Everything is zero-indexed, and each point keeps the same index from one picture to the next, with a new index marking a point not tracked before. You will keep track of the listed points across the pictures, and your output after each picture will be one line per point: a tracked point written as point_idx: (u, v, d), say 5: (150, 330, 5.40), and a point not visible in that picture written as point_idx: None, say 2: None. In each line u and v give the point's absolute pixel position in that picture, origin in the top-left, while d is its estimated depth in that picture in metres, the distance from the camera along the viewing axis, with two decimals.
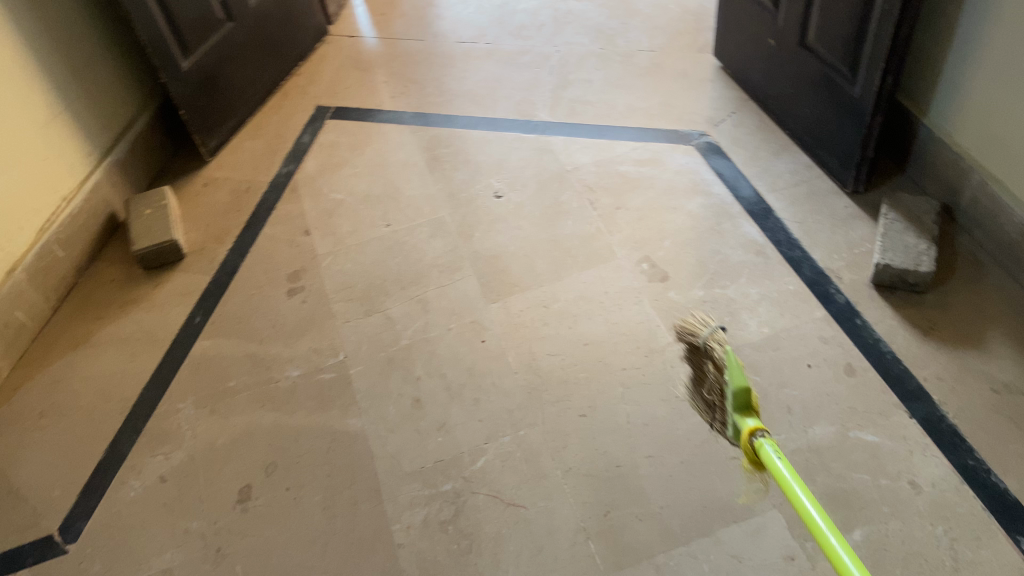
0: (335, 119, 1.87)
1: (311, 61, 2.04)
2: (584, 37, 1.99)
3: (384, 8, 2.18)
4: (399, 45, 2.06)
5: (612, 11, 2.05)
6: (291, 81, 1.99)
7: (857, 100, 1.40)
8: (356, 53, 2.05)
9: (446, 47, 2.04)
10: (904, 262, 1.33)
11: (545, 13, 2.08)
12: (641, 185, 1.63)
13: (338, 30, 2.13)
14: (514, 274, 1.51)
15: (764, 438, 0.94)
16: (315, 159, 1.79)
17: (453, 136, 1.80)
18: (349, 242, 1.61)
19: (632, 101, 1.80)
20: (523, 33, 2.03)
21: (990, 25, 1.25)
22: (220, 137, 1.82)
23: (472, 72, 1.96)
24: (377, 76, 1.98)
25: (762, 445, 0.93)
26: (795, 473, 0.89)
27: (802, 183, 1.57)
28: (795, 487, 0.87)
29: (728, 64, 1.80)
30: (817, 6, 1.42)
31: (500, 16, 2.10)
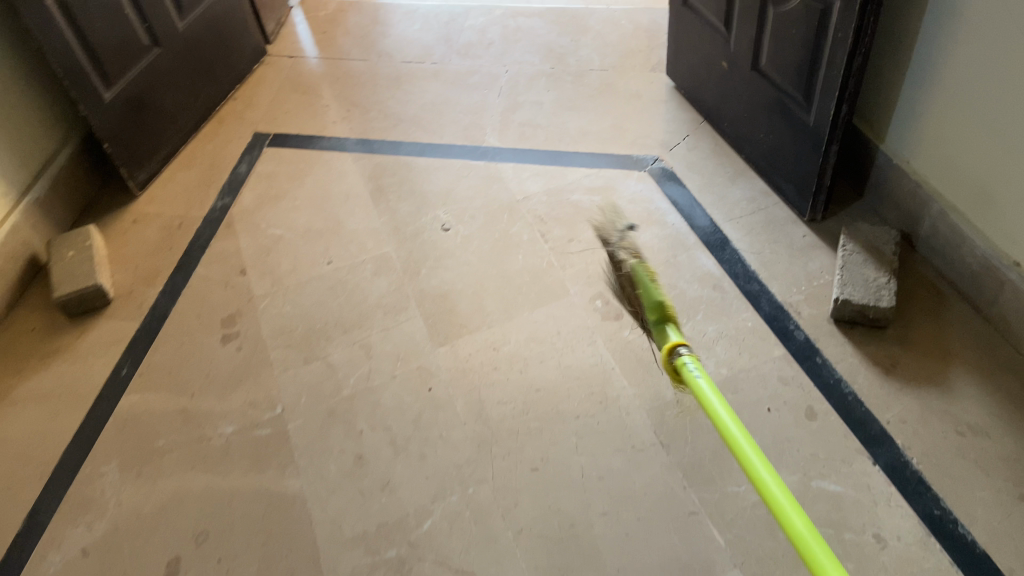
0: (274, 148, 1.79)
1: (249, 85, 1.94)
2: (533, 55, 1.91)
3: (326, 25, 2.09)
4: (342, 65, 1.97)
5: (563, 27, 1.97)
6: (227, 107, 1.89)
7: (812, 128, 1.36)
8: (297, 75, 1.96)
9: (391, 67, 1.95)
10: (863, 297, 1.29)
11: (494, 29, 2.00)
12: (593, 216, 1.56)
13: (277, 50, 2.03)
14: (462, 314, 1.44)
15: (685, 354, 1.04)
16: (252, 191, 1.70)
17: (398, 164, 1.72)
18: (288, 282, 1.53)
19: (583, 125, 1.74)
20: (471, 51, 1.95)
21: (945, 54, 1.20)
22: (150, 170, 1.72)
23: (417, 94, 1.88)
24: (319, 100, 1.89)
25: (684, 363, 1.02)
26: (716, 391, 0.97)
27: (758, 212, 1.52)
28: (717, 406, 0.95)
29: (682, 84, 1.74)
30: (768, 31, 1.37)
31: (446, 33, 2.01)
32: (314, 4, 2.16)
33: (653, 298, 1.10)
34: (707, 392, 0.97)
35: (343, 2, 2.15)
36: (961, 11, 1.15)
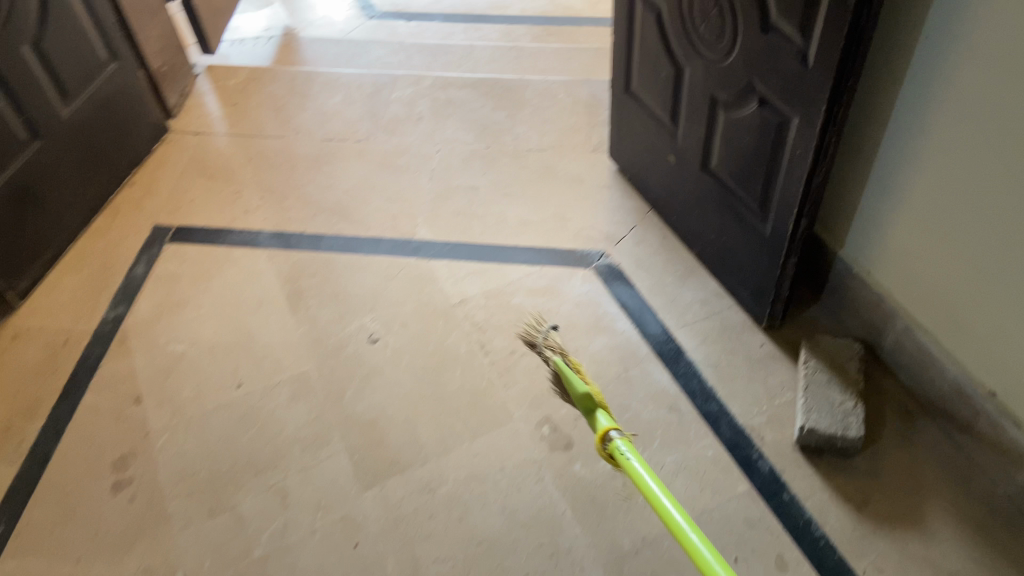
0: (177, 245, 1.60)
1: (148, 167, 1.75)
2: (466, 133, 1.77)
3: (237, 95, 1.90)
4: (255, 143, 1.79)
5: (497, 101, 1.84)
6: (123, 194, 1.70)
7: (768, 238, 1.25)
8: (203, 155, 1.77)
9: (310, 145, 1.78)
10: (831, 427, 1.18)
11: (422, 101, 1.85)
12: (535, 323, 1.42)
13: (181, 126, 1.84)
14: (392, 447, 1.28)
15: (616, 436, 0.98)
16: (151, 298, 1.51)
17: (318, 262, 1.56)
18: (191, 411, 1.35)
19: (522, 214, 1.60)
20: (398, 127, 1.80)
21: (913, 169, 1.11)
22: (31, 276, 1.52)
23: (339, 177, 1.71)
24: (228, 185, 1.71)
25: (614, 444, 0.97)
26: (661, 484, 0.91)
27: (713, 316, 1.41)
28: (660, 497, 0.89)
29: (626, 169, 1.62)
30: (718, 133, 1.26)
31: (371, 105, 1.85)
32: (223, 71, 1.98)
33: (575, 389, 1.05)
34: (638, 470, 0.93)
35: (256, 69, 1.97)
36: (930, 128, 1.05)
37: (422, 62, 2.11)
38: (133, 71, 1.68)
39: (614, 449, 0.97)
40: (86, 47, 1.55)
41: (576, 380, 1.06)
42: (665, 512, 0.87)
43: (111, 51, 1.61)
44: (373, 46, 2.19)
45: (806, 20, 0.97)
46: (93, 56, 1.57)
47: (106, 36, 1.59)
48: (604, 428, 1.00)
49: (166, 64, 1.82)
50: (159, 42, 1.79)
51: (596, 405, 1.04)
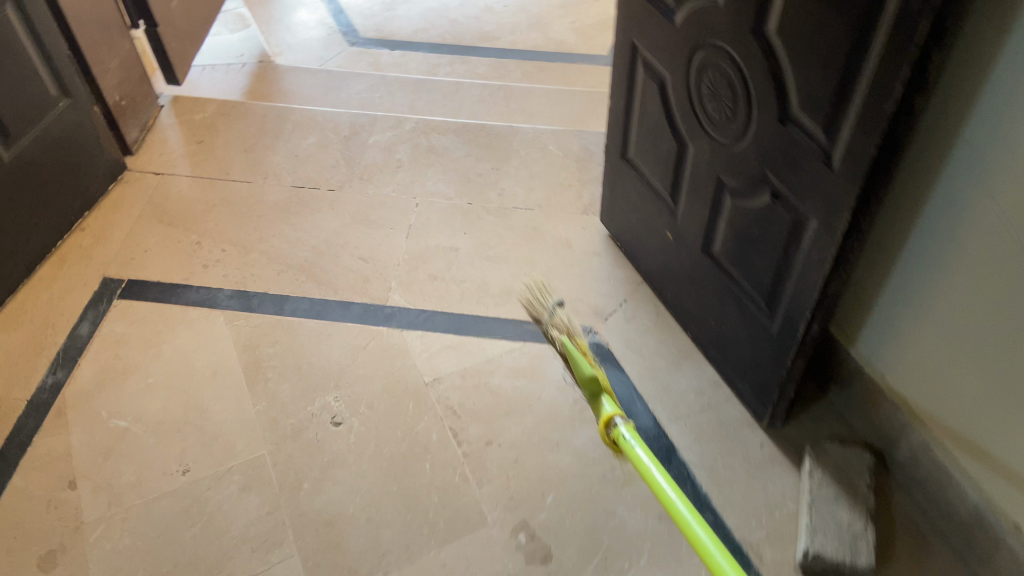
0: (127, 302, 1.46)
1: (101, 211, 1.61)
2: (447, 185, 1.65)
3: (202, 132, 1.77)
4: (219, 187, 1.65)
5: (482, 150, 1.72)
6: (72, 242, 1.55)
7: (775, 336, 1.14)
8: (162, 199, 1.63)
9: (278, 192, 1.65)
10: (837, 552, 1.07)
11: (402, 147, 1.73)
12: (515, 409, 1.30)
13: (141, 164, 1.70)
14: (352, 552, 1.15)
15: (623, 425, 0.96)
16: (94, 363, 1.37)
17: (281, 327, 1.42)
18: (131, 500, 1.20)
19: (505, 281, 1.49)
20: (375, 176, 1.68)
21: (938, 278, 0.99)
22: None
23: (309, 230, 1.58)
24: (188, 235, 1.57)
25: (622, 433, 0.94)
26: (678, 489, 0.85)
27: (709, 408, 1.29)
28: (671, 491, 0.85)
29: (618, 235, 1.51)
30: (723, 217, 1.15)
31: (347, 149, 1.73)
32: (189, 103, 1.84)
33: (583, 370, 1.04)
34: (644, 459, 0.90)
35: (225, 103, 1.84)
36: (962, 240, 0.94)
37: (404, 100, 1.99)
38: (87, 106, 1.54)
39: (618, 434, 0.96)
40: (33, 84, 1.40)
41: (581, 361, 1.05)
42: (678, 511, 0.83)
43: (64, 87, 1.47)
44: (353, 80, 2.07)
45: (831, 118, 0.86)
46: (42, 93, 1.42)
47: (58, 71, 1.45)
48: (609, 414, 0.98)
49: (126, 97, 1.68)
50: (119, 73, 1.65)
51: (601, 389, 1.03)
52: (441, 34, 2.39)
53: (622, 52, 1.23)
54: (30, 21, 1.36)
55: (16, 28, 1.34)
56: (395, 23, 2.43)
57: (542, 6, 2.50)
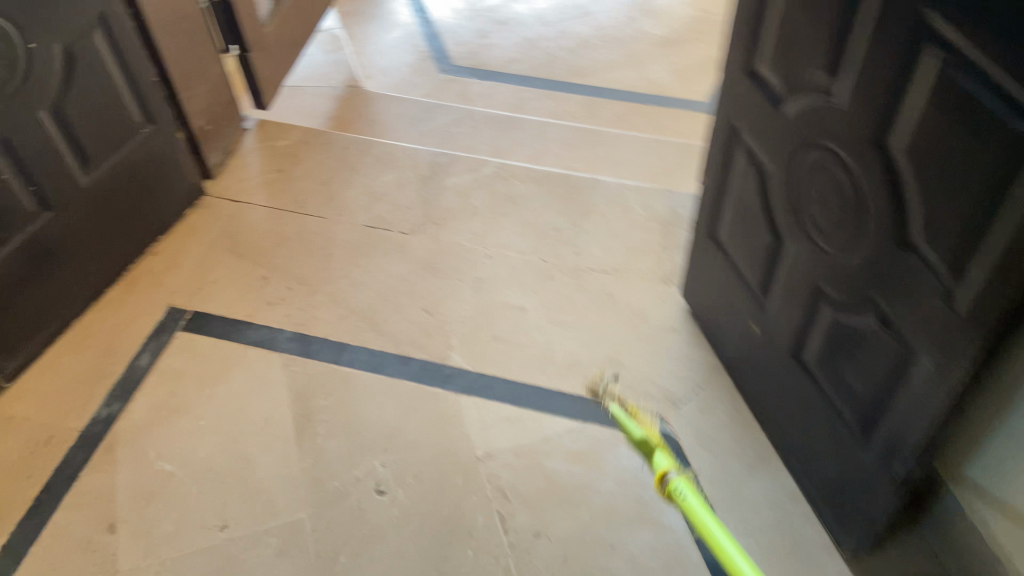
0: (188, 335, 1.44)
1: (176, 235, 1.60)
2: (523, 239, 1.58)
3: (283, 159, 1.74)
4: (292, 221, 1.62)
5: (563, 203, 1.64)
6: (144, 264, 1.55)
7: (866, 467, 1.02)
8: (236, 228, 1.61)
9: (350, 230, 1.60)
10: None
11: (481, 192, 1.66)
12: (569, 499, 1.21)
13: (219, 189, 1.69)
14: None
15: (677, 477, 0.93)
16: (149, 398, 1.35)
17: (336, 377, 1.37)
18: (166, 552, 1.17)
19: (573, 351, 1.40)
20: (449, 220, 1.61)
21: None
22: (26, 354, 1.38)
23: (377, 273, 1.53)
24: (256, 269, 1.54)
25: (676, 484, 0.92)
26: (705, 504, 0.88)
27: (784, 525, 1.17)
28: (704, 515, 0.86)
29: (700, 313, 1.40)
30: (821, 328, 1.04)
31: (424, 189, 1.67)
32: (274, 129, 1.82)
33: (634, 434, 1.06)
34: (694, 506, 0.88)
35: (309, 131, 1.81)
36: None
37: (488, 139, 1.93)
38: (171, 132, 1.53)
39: (672, 488, 0.92)
40: (118, 110, 1.39)
41: (634, 429, 1.08)
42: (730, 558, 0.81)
43: (148, 113, 1.46)
44: (439, 113, 2.02)
45: (958, 258, 0.75)
46: (126, 119, 1.42)
47: (143, 97, 1.44)
48: (663, 469, 0.95)
49: (211, 122, 1.67)
50: (207, 98, 1.64)
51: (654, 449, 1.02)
52: (534, 67, 2.32)
53: (724, 134, 1.15)
54: (118, 50, 1.35)
55: (104, 54, 1.33)
56: (489, 55, 2.38)
57: (642, 44, 2.40)
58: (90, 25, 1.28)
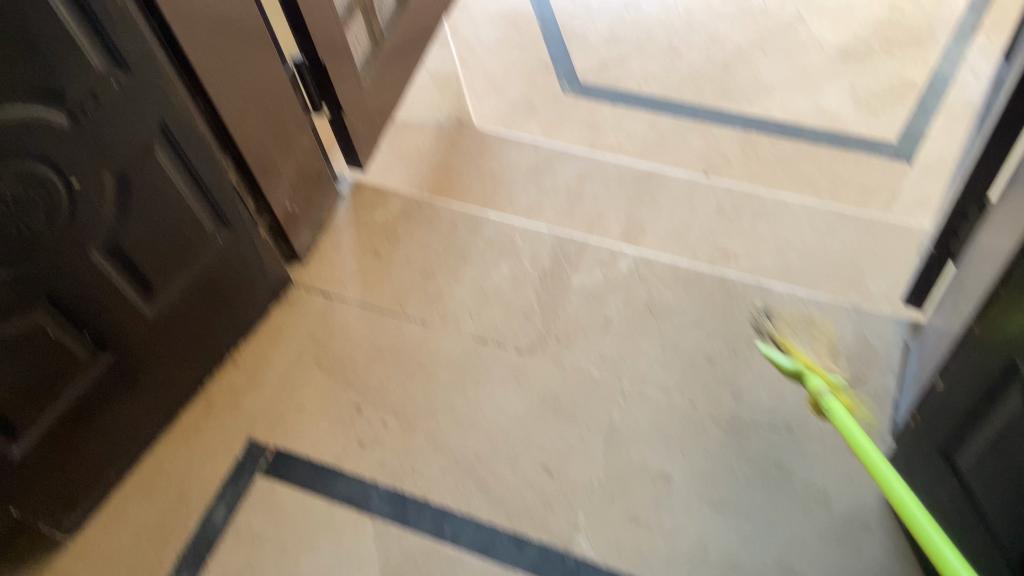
0: (269, 483, 1.23)
1: (259, 340, 1.37)
2: (667, 370, 1.27)
3: (379, 239, 1.48)
4: (389, 328, 1.37)
5: (719, 319, 1.31)
6: (222, 379, 1.34)
7: None
8: (327, 333, 1.37)
9: (457, 345, 1.34)
10: None
11: (614, 297, 1.36)
12: None
13: (308, 277, 1.44)
14: None
15: (832, 397, 0.99)
16: (222, 568, 1.15)
17: (437, 560, 1.14)
18: None
19: (733, 547, 1.11)
20: (575, 337, 1.32)
21: None
22: (90, 504, 1.20)
23: (486, 409, 1.27)
24: (347, 393, 1.31)
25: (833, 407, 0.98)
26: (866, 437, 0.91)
27: None
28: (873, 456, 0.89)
29: (907, 517, 1.07)
30: None
31: (544, 290, 1.38)
32: (371, 195, 1.55)
33: (782, 363, 1.08)
34: (848, 425, 0.94)
35: (412, 199, 1.53)
36: None
37: (624, 204, 1.60)
38: (252, 232, 1.29)
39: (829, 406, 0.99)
40: (187, 226, 1.15)
41: (781, 356, 1.10)
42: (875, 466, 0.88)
43: (223, 219, 1.21)
44: (563, 161, 1.69)
45: None
46: (196, 233, 1.18)
47: (219, 203, 1.19)
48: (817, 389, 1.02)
49: (300, 201, 1.41)
50: (294, 177, 1.37)
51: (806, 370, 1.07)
52: (679, 87, 1.94)
53: (989, 353, 0.80)
54: (184, 158, 1.10)
55: (167, 168, 1.08)
56: (623, 68, 2.01)
57: (814, 54, 1.96)
58: (148, 140, 1.03)
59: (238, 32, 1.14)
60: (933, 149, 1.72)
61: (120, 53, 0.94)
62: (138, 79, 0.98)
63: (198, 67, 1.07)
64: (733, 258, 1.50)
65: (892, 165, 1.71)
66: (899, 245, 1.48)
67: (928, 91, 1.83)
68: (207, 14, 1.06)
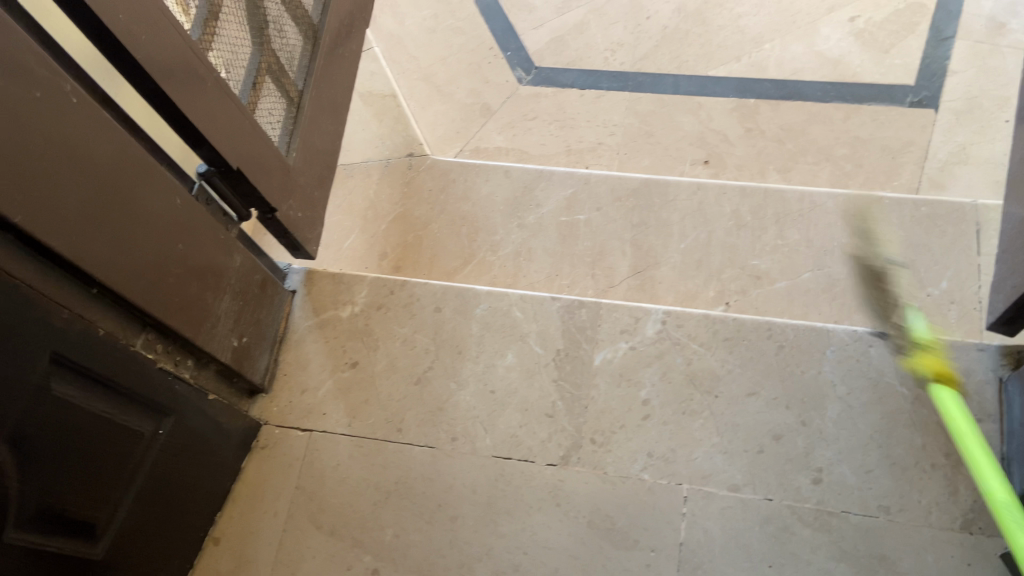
0: None
1: (239, 505, 1.14)
2: (728, 458, 1.08)
3: (354, 345, 1.24)
4: (390, 460, 1.14)
5: (776, 382, 1.12)
6: (207, 564, 1.10)
7: None
8: (318, 481, 1.14)
9: (476, 470, 1.12)
10: None
11: (648, 373, 1.15)
12: None
13: (280, 412, 1.20)
14: None
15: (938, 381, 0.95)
16: None
17: None
18: None
19: None
20: (611, 434, 1.12)
21: None
22: None
23: (529, 549, 1.06)
24: (359, 557, 1.08)
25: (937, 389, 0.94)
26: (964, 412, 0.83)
27: None
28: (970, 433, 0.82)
29: None
30: None
31: (565, 376, 1.17)
32: (330, 286, 1.29)
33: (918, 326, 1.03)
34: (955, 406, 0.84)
35: (381, 284, 1.28)
36: None
37: (626, 230, 1.36)
38: (198, 399, 1.03)
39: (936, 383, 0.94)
40: (120, 440, 0.89)
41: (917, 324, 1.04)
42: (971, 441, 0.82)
43: (159, 408, 0.95)
44: (544, 186, 1.42)
45: None
46: (132, 442, 0.91)
47: (148, 393, 0.93)
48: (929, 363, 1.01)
49: (247, 329, 1.15)
50: (234, 307, 1.10)
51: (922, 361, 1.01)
52: (652, 55, 1.68)
53: None
54: (88, 372, 0.82)
55: (74, 397, 0.80)
56: (582, 41, 1.73)
57: None
58: (40, 382, 0.75)
59: (124, 185, 0.83)
60: (958, 86, 1.51)
61: None
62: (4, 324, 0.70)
63: (83, 258, 0.77)
64: (766, 280, 1.28)
65: (915, 114, 1.49)
66: (953, 232, 1.27)
67: (939, 13, 1.61)
68: (74, 186, 0.76)
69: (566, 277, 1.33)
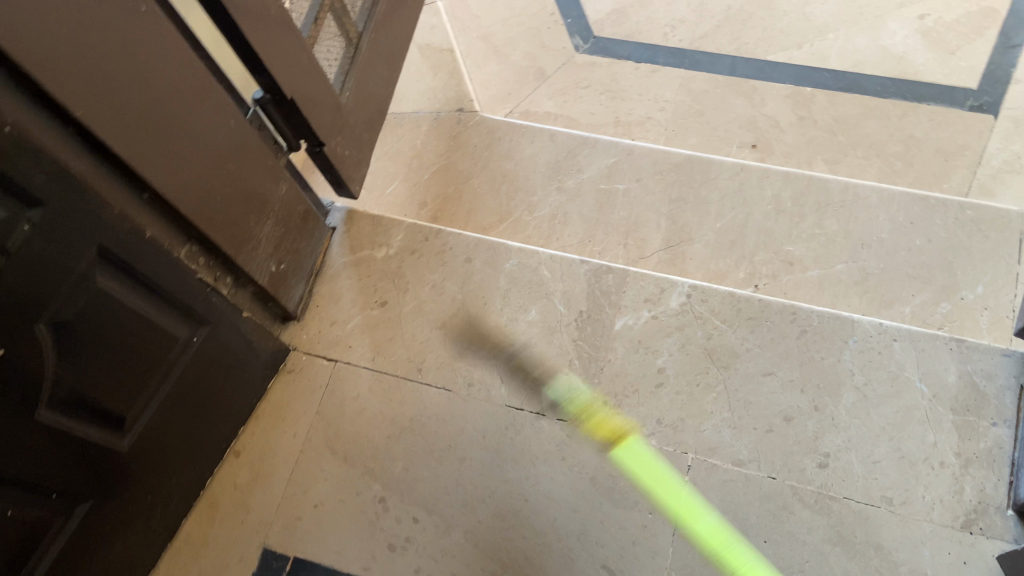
0: None
1: (261, 423, 1.19)
2: (737, 433, 1.09)
3: (386, 286, 1.28)
4: (407, 398, 1.18)
5: (795, 364, 1.12)
6: (225, 474, 1.15)
7: None
8: (337, 409, 1.19)
9: (488, 417, 1.15)
10: None
11: (667, 342, 1.16)
12: None
13: (309, 341, 1.25)
14: None
15: None
16: None
17: None
18: None
19: None
20: (623, 397, 1.14)
21: None
22: None
23: (531, 497, 1.09)
24: (368, 485, 1.12)
25: None
26: None
27: None
28: None
29: None
30: None
31: (585, 337, 1.19)
32: (369, 228, 1.33)
33: None
34: None
35: (419, 230, 1.32)
36: None
37: (663, 204, 1.37)
38: (232, 315, 1.08)
39: None
40: (155, 341, 0.94)
41: None
42: None
43: (195, 316, 1.00)
44: (587, 152, 1.44)
45: None
46: (166, 345, 0.96)
47: (186, 300, 0.97)
48: None
49: (286, 257, 1.19)
50: (275, 234, 1.14)
51: None
52: (712, 35, 1.67)
53: None
54: (132, 271, 0.87)
55: (117, 292, 0.85)
56: (644, 14, 1.73)
57: None
58: (87, 271, 0.80)
59: (182, 100, 0.87)
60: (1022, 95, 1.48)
61: (29, 186, 0.69)
62: (60, 211, 0.74)
63: (137, 161, 0.82)
64: (799, 267, 1.27)
65: (973, 118, 1.47)
66: (995, 239, 1.26)
67: (1013, 18, 1.59)
68: (135, 92, 0.80)
69: (599, 243, 1.34)
